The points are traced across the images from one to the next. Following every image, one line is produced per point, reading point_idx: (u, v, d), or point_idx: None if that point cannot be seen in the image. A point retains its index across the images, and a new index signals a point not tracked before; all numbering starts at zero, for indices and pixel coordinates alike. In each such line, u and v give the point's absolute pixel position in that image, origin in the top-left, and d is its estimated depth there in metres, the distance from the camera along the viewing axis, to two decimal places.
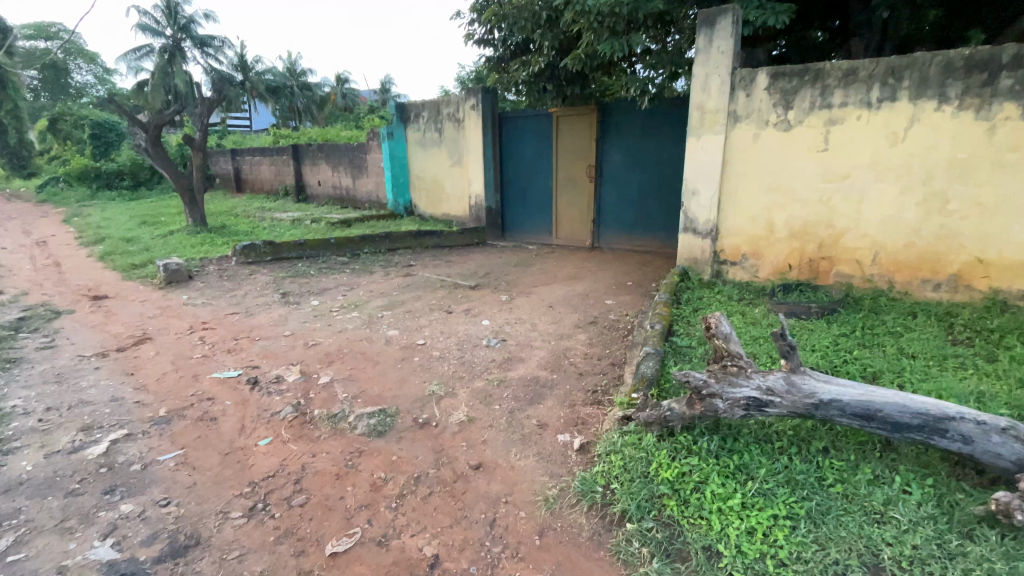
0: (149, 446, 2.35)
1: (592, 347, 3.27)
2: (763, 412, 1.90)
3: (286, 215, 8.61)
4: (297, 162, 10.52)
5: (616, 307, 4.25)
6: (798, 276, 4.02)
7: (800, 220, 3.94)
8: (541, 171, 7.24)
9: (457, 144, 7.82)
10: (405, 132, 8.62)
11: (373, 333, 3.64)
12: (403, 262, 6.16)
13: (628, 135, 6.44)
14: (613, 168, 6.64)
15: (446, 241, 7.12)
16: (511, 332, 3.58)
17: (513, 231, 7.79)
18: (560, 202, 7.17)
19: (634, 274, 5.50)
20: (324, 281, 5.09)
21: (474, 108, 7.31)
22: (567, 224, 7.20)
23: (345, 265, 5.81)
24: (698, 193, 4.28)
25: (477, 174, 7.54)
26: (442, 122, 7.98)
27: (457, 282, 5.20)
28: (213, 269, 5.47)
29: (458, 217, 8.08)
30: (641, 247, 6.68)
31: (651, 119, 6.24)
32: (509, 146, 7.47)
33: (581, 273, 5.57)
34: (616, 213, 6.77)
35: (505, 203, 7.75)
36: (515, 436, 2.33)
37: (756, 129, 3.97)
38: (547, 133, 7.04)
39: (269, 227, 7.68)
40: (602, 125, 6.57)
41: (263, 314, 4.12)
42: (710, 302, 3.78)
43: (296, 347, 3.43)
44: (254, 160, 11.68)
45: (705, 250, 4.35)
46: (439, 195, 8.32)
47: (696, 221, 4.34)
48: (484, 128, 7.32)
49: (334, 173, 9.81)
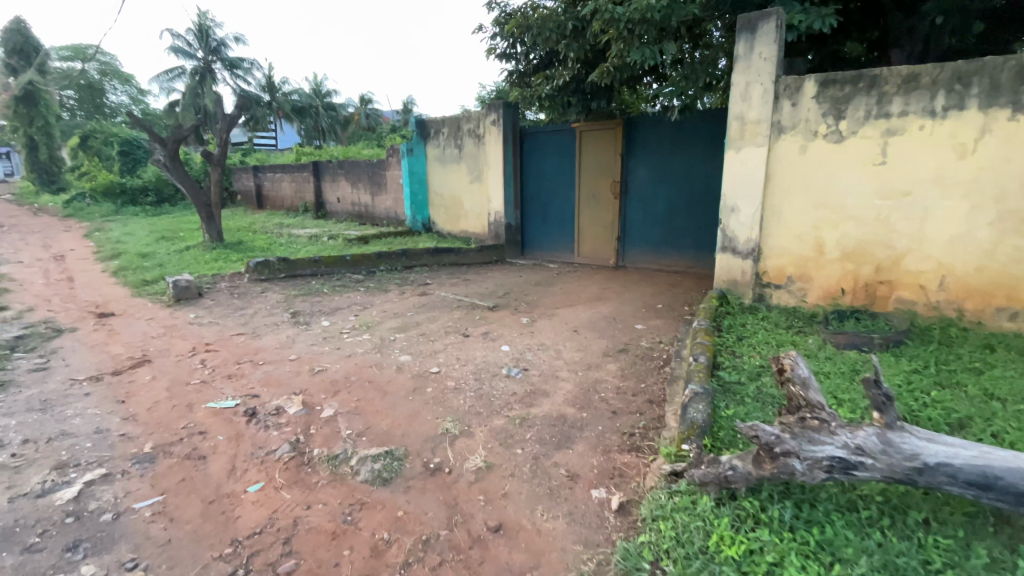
0: (126, 490, 2.10)
1: (624, 380, 2.92)
2: (851, 475, 1.54)
3: (303, 231, 8.49)
4: (317, 178, 10.47)
5: (648, 333, 3.90)
6: (853, 302, 3.62)
7: (854, 241, 3.56)
8: (564, 187, 6.97)
9: (478, 161, 7.63)
10: (424, 147, 8.47)
11: (384, 358, 3.35)
12: (420, 280, 5.91)
13: (656, 150, 6.14)
14: (640, 185, 6.34)
15: (465, 258, 6.89)
16: (534, 359, 3.26)
17: (534, 248, 7.51)
18: (583, 220, 6.88)
19: (663, 296, 5.14)
20: (336, 300, 4.85)
21: (495, 124, 7.12)
22: (590, 243, 6.89)
23: (359, 283, 5.58)
24: (738, 210, 3.94)
25: (497, 191, 7.31)
26: (462, 138, 7.80)
27: (475, 303, 4.90)
28: (224, 286, 5.28)
29: (478, 234, 7.84)
30: (668, 266, 6.33)
31: (680, 133, 5.95)
32: (530, 162, 7.24)
33: (607, 294, 5.23)
34: (643, 231, 6.45)
35: (525, 220, 7.49)
36: (541, 489, 2.00)
37: (804, 141, 3.63)
38: (571, 148, 6.79)
39: (284, 243, 7.54)
40: (629, 139, 6.29)
41: (270, 335, 3.88)
42: (755, 330, 3.40)
43: (300, 373, 3.16)
44: (275, 176, 11.70)
45: (745, 272, 3.99)
46: (458, 212, 8.11)
47: (736, 241, 3.99)
48: (505, 144, 7.11)
49: (353, 189, 9.70)
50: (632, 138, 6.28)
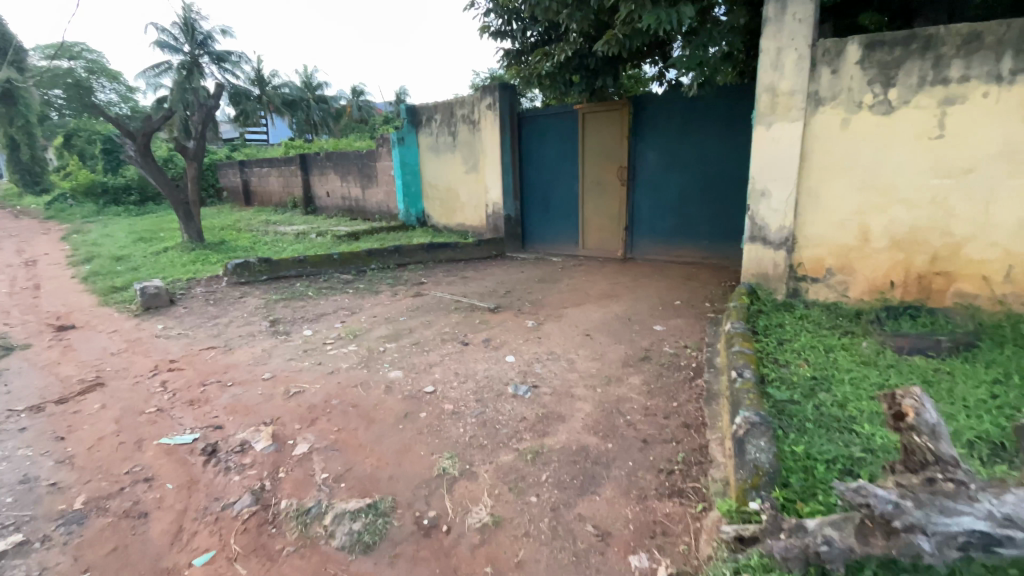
0: (44, 567, 1.69)
1: (652, 397, 2.49)
2: (993, 553, 1.16)
3: (290, 228, 8.02)
4: (305, 171, 9.96)
5: (669, 336, 3.47)
6: (903, 296, 3.19)
7: (905, 227, 3.11)
8: (567, 175, 6.50)
9: (474, 148, 7.15)
10: (416, 136, 7.98)
11: (371, 375, 2.91)
12: (414, 279, 5.47)
13: (666, 132, 5.67)
14: (649, 170, 5.88)
15: (462, 253, 6.45)
16: (544, 372, 2.82)
17: (535, 241, 7.05)
18: (588, 209, 6.42)
19: (680, 291, 4.70)
20: (321, 305, 4.40)
21: (490, 108, 6.63)
22: (595, 234, 6.44)
23: (347, 284, 5.13)
24: (768, 194, 3.47)
25: (495, 180, 6.84)
26: (456, 125, 7.32)
27: (474, 303, 4.46)
28: (199, 292, 4.83)
29: (476, 227, 7.39)
30: (680, 257, 5.90)
31: (692, 113, 5.48)
32: (529, 148, 6.76)
33: (618, 290, 4.79)
34: (652, 220, 6.00)
35: (526, 211, 7.03)
36: (564, 557, 1.58)
37: (846, 114, 3.16)
38: (573, 132, 6.31)
39: (269, 242, 7.08)
40: (636, 121, 5.82)
41: (243, 349, 3.44)
42: (796, 333, 2.95)
43: (273, 397, 2.72)
44: (262, 170, 11.19)
45: (777, 264, 3.53)
46: (454, 203, 7.65)
47: (767, 229, 3.52)
48: (502, 128, 6.61)
49: (342, 183, 9.19)
50: (640, 120, 5.81)
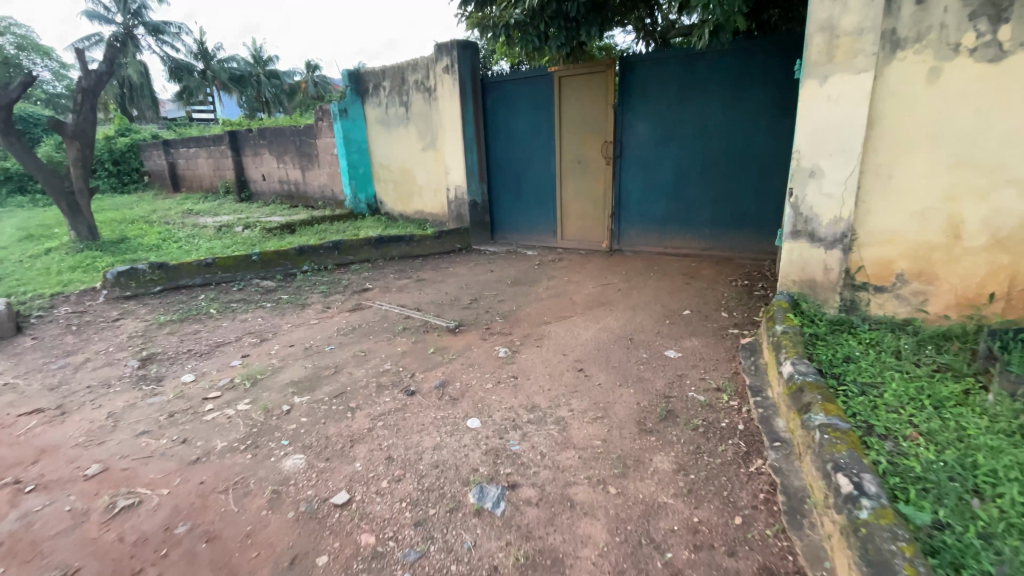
0: None
1: (696, 504, 1.57)
2: None
3: (213, 220, 6.76)
4: (235, 151, 8.58)
5: (691, 369, 2.56)
6: (1005, 313, 2.35)
7: (1014, 220, 2.24)
8: (541, 152, 5.48)
9: (431, 121, 6.05)
10: (362, 109, 6.78)
11: (256, 465, 1.88)
12: (355, 284, 4.41)
13: (660, 100, 4.73)
14: (639, 146, 4.93)
15: (418, 247, 5.39)
16: (523, 452, 1.84)
17: (505, 230, 6.05)
18: (566, 194, 5.45)
19: (686, 294, 3.79)
20: (222, 330, 3.31)
21: (448, 71, 5.51)
22: (576, 221, 5.48)
23: (267, 297, 4.01)
24: (820, 174, 2.56)
25: (455, 159, 5.77)
26: (409, 93, 6.18)
27: (428, 319, 3.44)
28: (62, 315, 3.65)
29: (437, 215, 6.34)
30: (677, 249, 5.03)
31: (691, 75, 4.56)
32: (496, 121, 5.71)
33: (609, 296, 3.84)
34: (643, 205, 5.08)
35: (493, 196, 6.00)
36: None
37: (935, 62, 2.25)
38: (548, 101, 5.28)
39: (183, 238, 5.84)
40: (624, 87, 4.85)
41: (82, 416, 2.36)
42: (880, 375, 2.10)
43: (88, 519, 1.68)
44: (190, 151, 9.73)
45: (829, 268, 2.64)
46: (410, 187, 6.55)
47: (817, 221, 2.61)
48: (463, 96, 5.52)
49: (278, 164, 7.87)
50: (628, 85, 4.83)
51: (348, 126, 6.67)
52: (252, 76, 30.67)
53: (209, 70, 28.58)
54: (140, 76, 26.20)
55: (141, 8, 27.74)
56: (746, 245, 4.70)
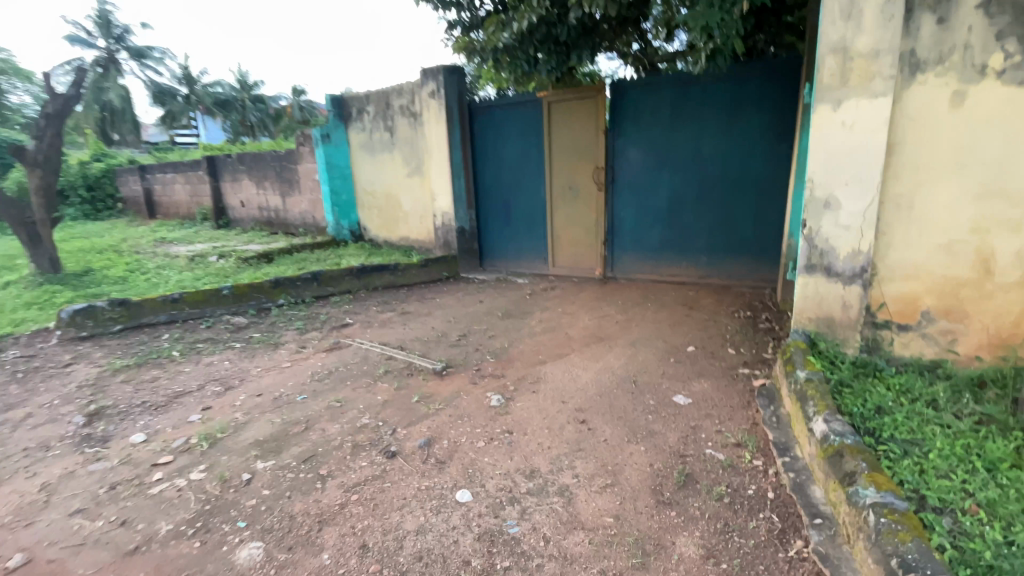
0: None
1: None
2: None
3: (186, 249, 6.43)
4: (213, 176, 8.29)
5: (703, 420, 2.31)
6: None
7: None
8: (530, 177, 5.30)
9: (417, 147, 5.85)
10: (345, 134, 6.57)
11: (205, 558, 1.59)
12: (335, 319, 4.12)
13: (652, 125, 4.59)
14: (632, 171, 4.77)
15: (403, 277, 5.12)
16: (523, 538, 1.58)
17: (494, 258, 5.82)
18: (557, 220, 5.25)
19: (688, 327, 3.57)
20: (184, 377, 3.00)
21: (434, 96, 5.34)
22: (567, 249, 5.28)
23: (237, 336, 3.71)
24: (836, 204, 2.36)
25: (441, 184, 5.56)
26: (393, 118, 6.00)
27: (411, 359, 3.17)
28: (6, 361, 3.31)
29: (423, 242, 6.10)
30: (672, 277, 4.82)
31: (685, 100, 4.44)
32: (483, 146, 5.53)
33: (607, 330, 3.60)
34: (637, 232, 4.89)
35: (481, 222, 5.78)
36: None
37: (960, 85, 2.12)
38: (537, 126, 5.12)
39: (151, 269, 5.50)
40: (615, 112, 4.71)
41: (8, 490, 2.03)
42: (920, 430, 1.88)
43: None
44: (166, 176, 9.42)
45: (847, 305, 2.43)
46: (395, 213, 6.32)
47: (835, 255, 2.41)
48: (449, 120, 5.34)
49: (257, 190, 7.60)
50: (619, 109, 4.70)
51: (330, 151, 6.44)
52: (237, 100, 30.59)
53: (193, 95, 28.41)
54: (122, 100, 25.92)
55: (124, 33, 27.62)
56: (744, 273, 4.53)
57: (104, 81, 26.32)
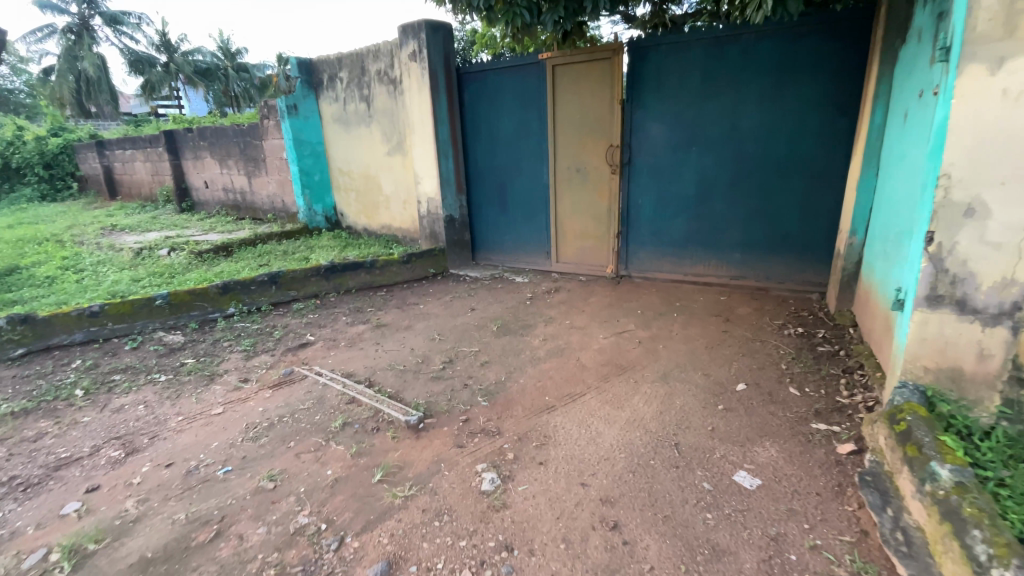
0: None
1: None
2: None
3: (135, 240, 5.61)
4: (173, 153, 7.41)
5: (785, 524, 1.62)
6: None
7: None
8: (531, 158, 4.50)
9: (398, 120, 5.01)
10: (316, 105, 5.70)
11: None
12: (293, 334, 3.38)
13: (680, 94, 3.78)
14: (653, 152, 3.98)
15: (381, 275, 4.36)
16: None
17: (487, 250, 5.05)
18: (562, 208, 4.48)
19: (730, 353, 2.87)
20: (78, 437, 2.28)
21: (415, 59, 4.47)
22: (573, 241, 4.52)
23: (167, 362, 2.98)
24: (984, 211, 1.64)
25: (426, 164, 4.75)
26: (369, 86, 5.14)
27: (378, 400, 2.44)
28: None
29: (408, 232, 5.32)
30: (698, 276, 4.09)
31: (720, 63, 3.63)
32: (475, 119, 4.70)
33: (627, 354, 2.88)
34: (657, 223, 4.13)
35: (474, 209, 5.00)
36: None
37: None
38: (539, 95, 4.30)
39: (87, 267, 4.71)
40: (634, 79, 3.89)
41: None
42: None
43: None
44: (127, 153, 8.57)
45: (986, 353, 1.73)
46: (375, 197, 5.51)
47: (974, 283, 1.70)
48: (435, 88, 4.50)
49: (221, 169, 6.73)
50: (638, 75, 3.88)
51: (299, 125, 5.58)
52: (219, 70, 29.12)
53: (172, 63, 26.94)
54: (96, 69, 24.48)
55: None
56: (785, 274, 3.82)
57: (77, 49, 24.90)
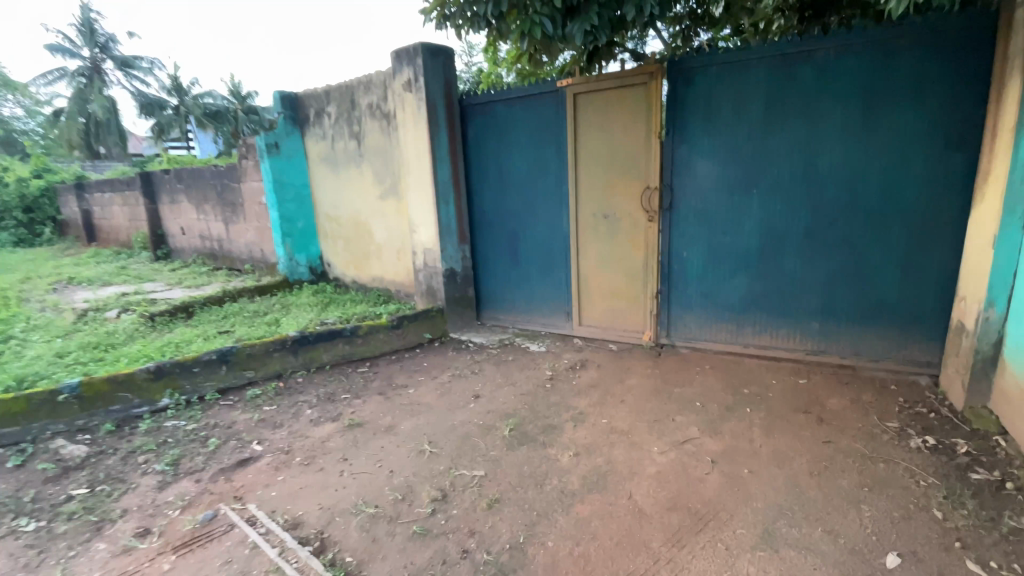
0: None
1: None
2: None
3: (87, 298, 4.84)
4: (150, 197, 6.77)
5: None
6: None
7: None
8: (548, 202, 3.74)
9: (391, 160, 4.29)
10: (301, 143, 5.01)
11: None
12: (235, 441, 2.52)
13: (735, 125, 3.04)
14: (700, 196, 3.21)
15: (365, 346, 3.53)
16: None
17: (495, 310, 4.24)
18: (586, 262, 3.68)
19: (849, 489, 1.98)
20: None
21: (410, 88, 3.79)
22: (600, 302, 3.70)
23: (48, 496, 2.13)
24: None
25: (423, 210, 3.99)
26: (360, 121, 4.45)
27: None
28: None
29: (402, 287, 4.52)
30: (761, 349, 3.24)
31: (789, 87, 2.88)
32: (482, 158, 3.97)
33: (699, 490, 2.00)
34: (706, 282, 3.32)
35: (480, 261, 4.22)
36: None
37: None
38: (557, 129, 3.57)
39: (14, 334, 3.91)
40: (676, 108, 3.16)
41: None
42: None
43: None
44: (106, 197, 7.98)
45: None
46: (365, 247, 4.75)
47: None
48: (434, 121, 3.78)
49: (197, 215, 6.04)
50: (682, 102, 3.14)
51: (280, 165, 4.86)
52: (228, 112, 29.38)
53: (181, 106, 27.17)
54: (105, 112, 24.59)
55: (108, 42, 26.41)
56: (879, 349, 2.97)
57: (88, 93, 25.16)
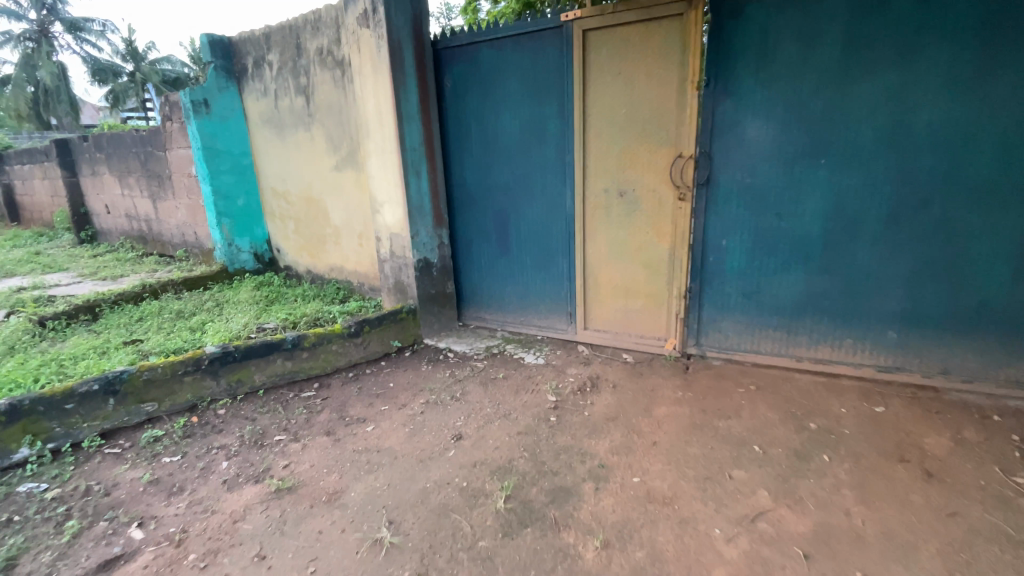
0: None
1: None
2: None
3: None
4: (68, 168, 5.72)
5: None
6: None
7: None
8: (547, 175, 2.96)
9: (349, 121, 3.43)
10: (239, 101, 4.09)
11: None
12: (107, 522, 1.74)
13: (801, 72, 2.28)
14: (749, 168, 2.47)
15: (312, 361, 2.74)
16: None
17: (479, 307, 3.47)
18: (594, 250, 2.93)
19: None
20: None
21: (367, 23, 2.91)
22: (612, 300, 2.97)
23: None
24: None
25: (388, 183, 3.16)
26: (309, 71, 3.56)
27: None
28: None
29: (365, 278, 3.72)
30: (818, 364, 2.56)
31: (880, 18, 2.12)
32: (463, 119, 3.14)
33: None
34: (751, 278, 2.60)
35: (460, 248, 3.43)
36: None
37: None
38: (560, 79, 2.76)
39: None
40: (721, 51, 2.38)
41: None
42: None
43: None
44: (25, 168, 6.87)
45: None
46: (320, 228, 3.91)
47: None
48: (400, 68, 2.92)
49: (121, 191, 5.07)
50: (728, 43, 2.36)
51: (211, 128, 3.94)
52: None
53: (137, 73, 25.18)
54: (53, 78, 22.56)
55: (54, 1, 24.15)
56: (975, 367, 2.31)
57: (32, 56, 23.03)
